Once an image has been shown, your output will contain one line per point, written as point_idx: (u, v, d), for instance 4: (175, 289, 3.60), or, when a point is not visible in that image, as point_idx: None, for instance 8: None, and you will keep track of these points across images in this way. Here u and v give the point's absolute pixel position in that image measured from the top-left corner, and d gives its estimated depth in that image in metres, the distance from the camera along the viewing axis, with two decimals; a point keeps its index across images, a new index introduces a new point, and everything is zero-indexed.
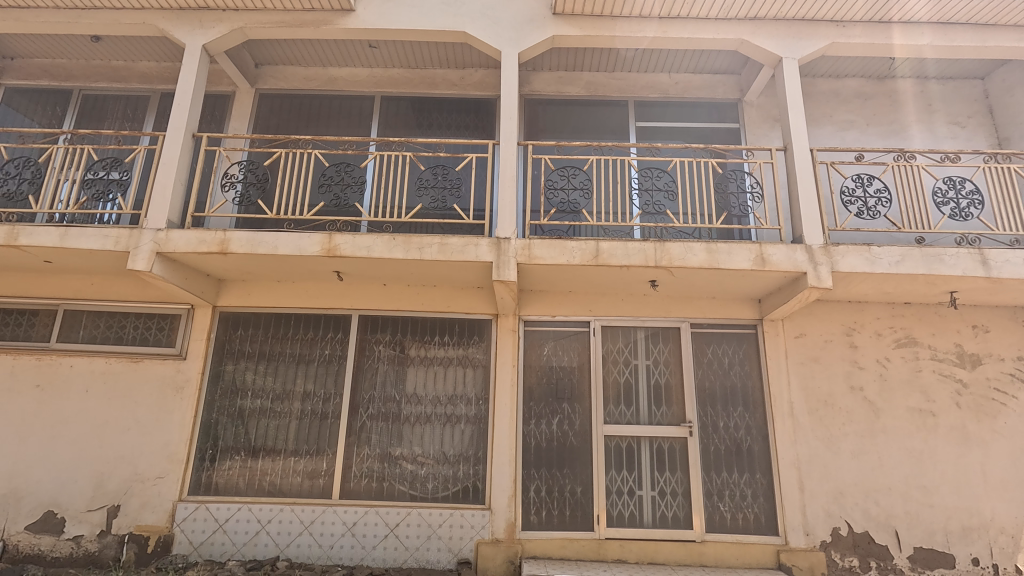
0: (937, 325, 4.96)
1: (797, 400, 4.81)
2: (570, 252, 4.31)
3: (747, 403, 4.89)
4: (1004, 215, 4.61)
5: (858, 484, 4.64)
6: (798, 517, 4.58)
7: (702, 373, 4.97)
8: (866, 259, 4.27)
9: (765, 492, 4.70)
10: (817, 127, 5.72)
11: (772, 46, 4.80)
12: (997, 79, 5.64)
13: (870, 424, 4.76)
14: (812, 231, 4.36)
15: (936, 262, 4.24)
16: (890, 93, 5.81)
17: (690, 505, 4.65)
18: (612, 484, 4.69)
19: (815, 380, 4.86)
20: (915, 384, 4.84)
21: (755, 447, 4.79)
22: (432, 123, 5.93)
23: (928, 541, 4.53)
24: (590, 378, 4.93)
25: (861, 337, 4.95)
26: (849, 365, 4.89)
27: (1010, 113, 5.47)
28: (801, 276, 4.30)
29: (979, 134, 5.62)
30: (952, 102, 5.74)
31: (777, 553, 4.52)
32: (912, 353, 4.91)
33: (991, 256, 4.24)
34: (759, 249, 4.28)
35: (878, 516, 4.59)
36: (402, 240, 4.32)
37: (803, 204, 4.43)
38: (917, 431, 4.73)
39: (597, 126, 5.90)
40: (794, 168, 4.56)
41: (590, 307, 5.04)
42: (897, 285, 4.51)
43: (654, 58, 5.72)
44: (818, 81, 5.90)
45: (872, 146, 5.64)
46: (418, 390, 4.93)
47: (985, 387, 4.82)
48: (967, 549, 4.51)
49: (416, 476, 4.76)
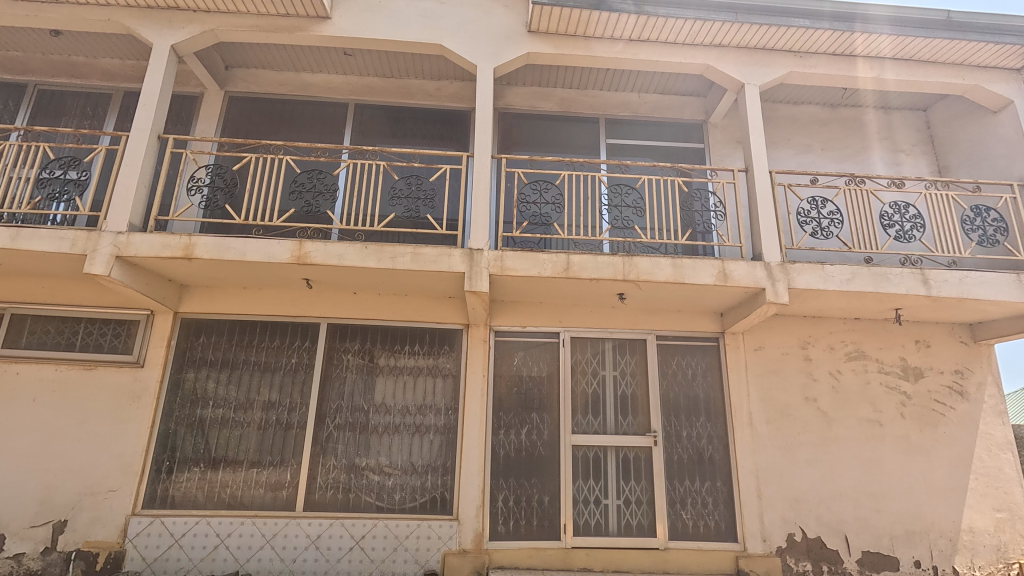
0: (884, 339, 5.27)
1: (756, 410, 5.01)
2: (541, 264, 4.39)
3: (709, 413, 5.06)
4: (943, 238, 4.94)
5: (813, 491, 4.86)
6: (755, 524, 4.76)
7: (666, 383, 5.12)
8: (820, 276, 4.51)
9: (726, 500, 4.86)
10: (776, 150, 6.02)
11: (735, 72, 5.05)
12: (937, 111, 6.07)
13: (823, 433, 4.99)
14: (771, 249, 4.58)
15: (883, 281, 4.52)
16: (843, 120, 6.17)
17: (654, 513, 4.76)
18: (579, 494, 4.76)
19: (773, 391, 5.08)
20: (865, 395, 5.12)
21: (717, 456, 4.95)
22: (407, 132, 5.95)
23: (875, 545, 4.77)
24: (559, 388, 5.00)
25: (815, 350, 5.21)
26: (804, 377, 5.13)
27: (950, 143, 5.89)
28: (760, 291, 4.50)
29: (922, 163, 6.02)
30: (897, 130, 6.14)
31: (736, 559, 4.67)
32: (861, 366, 5.19)
33: (932, 276, 4.55)
34: (722, 265, 4.47)
35: (830, 521, 4.81)
36: (374, 248, 4.31)
37: (763, 224, 4.64)
38: (865, 440, 4.99)
39: (569, 141, 6.04)
40: (755, 189, 4.78)
41: (560, 318, 5.14)
42: (848, 301, 4.78)
43: (625, 77, 5.90)
44: (778, 106, 6.21)
45: (826, 170, 5.97)
46: (387, 400, 4.90)
47: (926, 399, 5.14)
48: (910, 552, 4.77)
49: (383, 487, 4.71)
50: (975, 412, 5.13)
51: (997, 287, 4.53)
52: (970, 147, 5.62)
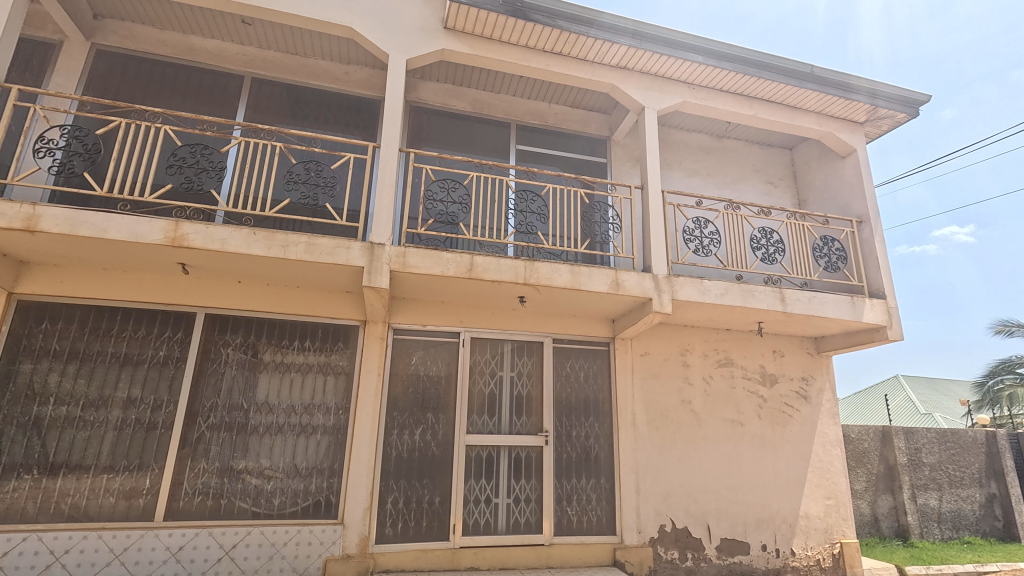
0: (748, 349, 5.92)
1: (639, 411, 5.39)
2: (444, 263, 4.36)
3: (597, 414, 5.34)
4: (799, 262, 5.66)
5: (683, 485, 5.32)
6: (632, 517, 5.10)
7: (560, 385, 5.32)
8: (699, 290, 4.96)
9: (607, 496, 5.16)
10: (669, 171, 6.53)
11: (637, 95, 5.40)
12: (800, 151, 6.96)
13: (694, 433, 5.49)
14: (659, 263, 4.95)
15: (749, 296, 5.08)
16: (726, 150, 6.85)
17: (541, 510, 4.93)
18: (470, 493, 4.79)
19: (654, 393, 5.49)
20: (730, 398, 5.71)
21: (602, 455, 5.24)
22: (309, 115, 5.61)
23: (731, 532, 5.34)
24: (456, 388, 5.00)
25: (691, 356, 5.71)
26: (681, 382, 5.61)
27: (808, 180, 6.78)
28: (648, 301, 4.84)
29: (786, 195, 6.87)
30: (769, 165, 6.95)
31: (613, 551, 4.98)
32: (729, 372, 5.79)
33: (788, 294, 5.20)
34: (615, 275, 4.75)
35: (696, 512, 5.30)
36: (264, 235, 4.01)
37: (653, 239, 5.01)
38: (729, 438, 5.57)
39: (480, 143, 6.08)
40: (648, 205, 5.13)
41: (461, 318, 5.14)
42: (721, 313, 5.31)
43: (537, 86, 6.05)
44: (673, 131, 6.74)
45: (709, 194, 6.59)
46: (271, 398, 4.57)
47: (778, 401, 5.85)
48: (759, 537, 5.40)
49: (261, 492, 4.38)
50: (815, 413, 5.94)
51: (836, 307, 5.29)
52: (823, 185, 6.51)
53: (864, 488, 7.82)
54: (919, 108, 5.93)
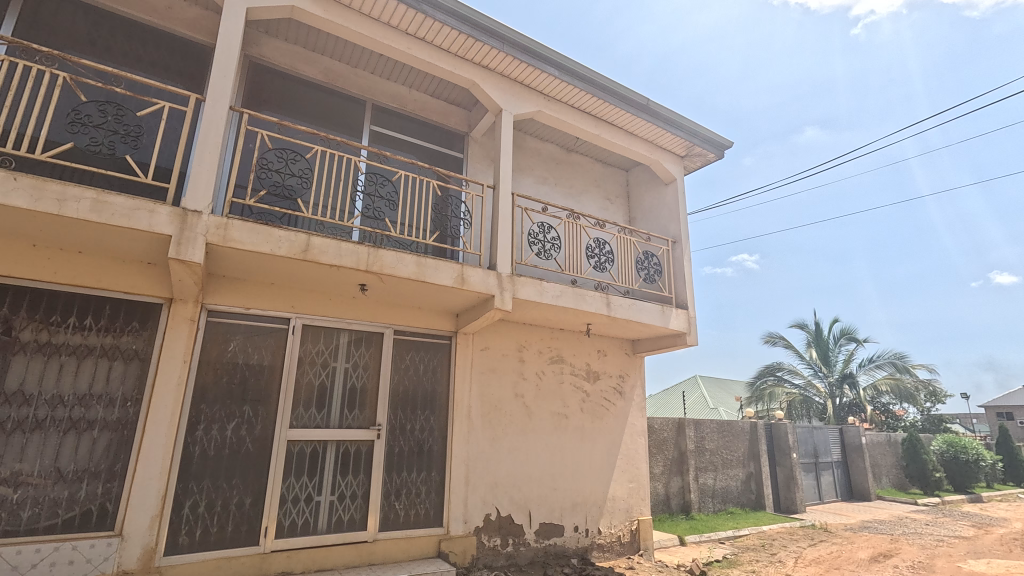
0: (577, 347, 6.45)
1: (474, 405, 5.52)
2: (275, 240, 3.96)
3: (433, 407, 5.34)
4: (624, 272, 6.34)
5: (509, 475, 5.58)
6: (460, 508, 5.20)
7: (398, 377, 5.20)
8: (537, 290, 5.26)
9: (437, 488, 5.18)
10: (521, 175, 6.80)
11: (496, 96, 5.54)
12: (633, 174, 7.80)
13: (524, 425, 5.80)
14: (504, 261, 5.12)
15: (581, 299, 5.53)
16: (573, 163, 7.37)
17: (367, 506, 4.75)
18: (288, 492, 4.43)
19: (490, 388, 5.67)
20: (558, 393, 6.15)
21: (435, 448, 5.25)
22: (113, 48, 4.69)
23: (549, 516, 5.75)
24: (281, 379, 4.57)
25: (527, 353, 6.03)
26: (516, 376, 5.88)
27: (637, 200, 7.64)
28: (490, 298, 4.98)
29: (620, 212, 7.64)
30: (608, 182, 7.65)
31: (439, 542, 5.02)
32: (559, 369, 6.23)
33: (612, 300, 5.79)
34: (460, 269, 4.79)
35: (519, 500, 5.60)
36: (30, 184, 3.21)
37: (500, 238, 5.18)
38: (554, 430, 6.00)
39: (330, 117, 5.69)
40: (498, 205, 5.28)
41: (292, 303, 4.73)
42: (556, 314, 5.69)
43: (397, 68, 5.82)
44: (528, 138, 7.04)
45: (555, 201, 7.02)
46: (28, 387, 3.69)
47: (598, 396, 6.48)
48: (572, 519, 5.91)
49: (2, 504, 3.51)
50: (627, 407, 6.70)
51: (650, 314, 6.04)
52: (649, 206, 7.39)
53: (661, 471, 9.06)
54: (723, 152, 7.11)
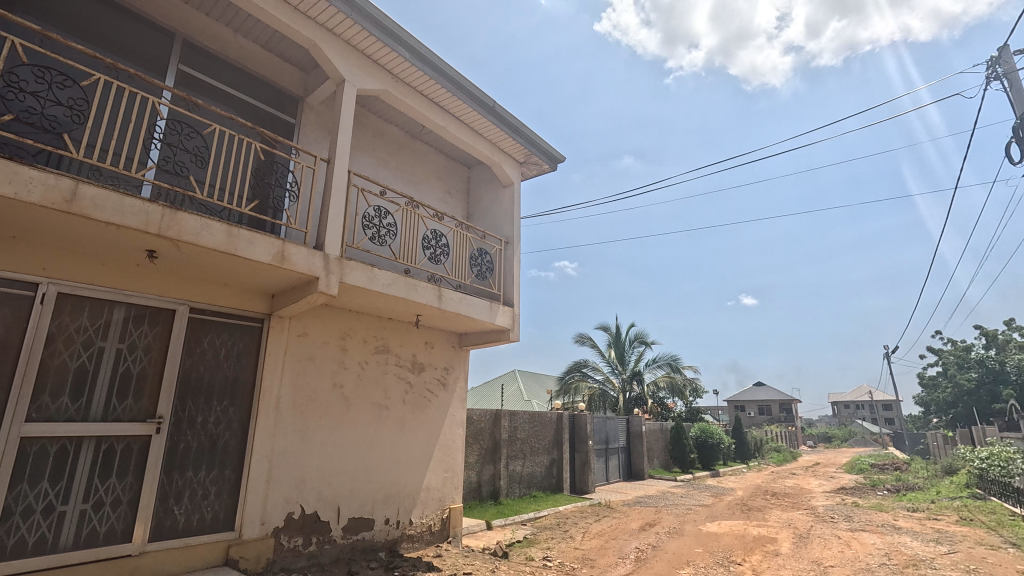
0: (404, 338, 6.34)
1: (285, 395, 5.04)
2: (24, 183, 3.10)
3: (234, 397, 4.74)
4: (457, 266, 6.44)
5: (319, 470, 5.22)
6: (256, 508, 4.69)
7: (190, 363, 4.48)
8: (367, 276, 5.03)
9: (230, 488, 4.60)
10: (360, 154, 6.42)
11: (339, 65, 5.16)
12: (475, 171, 7.97)
13: (340, 416, 5.48)
14: (332, 242, 4.78)
15: (412, 290, 5.45)
16: (417, 151, 7.22)
17: (135, 514, 3.99)
18: (17, 502, 3.51)
19: (305, 377, 5.24)
20: (380, 383, 5.96)
21: (231, 443, 4.66)
22: None
23: (359, 511, 5.53)
24: (17, 360, 3.61)
25: (350, 342, 5.72)
26: (336, 366, 5.54)
27: (476, 198, 7.82)
28: (313, 280, 4.60)
29: (458, 207, 7.73)
30: (450, 175, 7.68)
31: (227, 548, 4.45)
32: (383, 359, 6.05)
33: (444, 292, 5.83)
34: (280, 246, 4.34)
35: (328, 496, 5.27)
36: None
37: (331, 217, 4.83)
38: (372, 421, 5.79)
39: (122, 43, 4.76)
40: (331, 181, 4.89)
41: (44, 266, 3.76)
42: (385, 302, 5.51)
43: (220, 6, 4.96)
44: (371, 116, 6.68)
45: (394, 187, 6.78)
46: None
47: (422, 388, 6.45)
48: (383, 512, 5.78)
49: None
50: (449, 399, 6.81)
51: (478, 309, 6.24)
52: (486, 205, 7.62)
53: (475, 460, 9.42)
54: (556, 165, 7.70)
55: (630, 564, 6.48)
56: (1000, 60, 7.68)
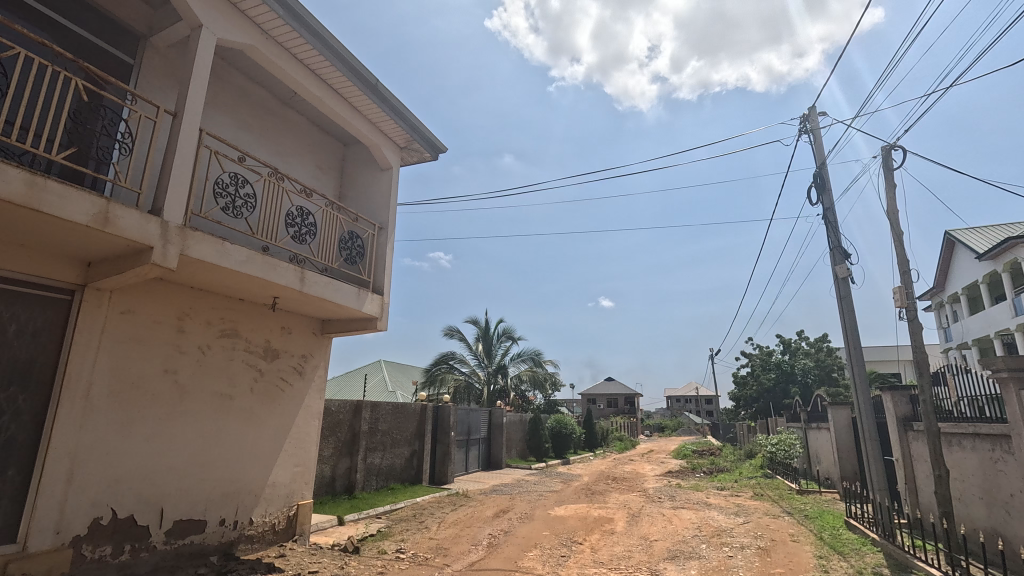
0: (257, 322, 5.79)
1: (99, 381, 4.30)
2: None
3: (26, 383, 3.96)
4: (324, 248, 6.05)
5: (140, 468, 4.54)
6: (50, 515, 3.93)
7: None
8: (216, 250, 4.49)
9: (13, 492, 3.82)
10: (217, 112, 5.69)
11: (196, 7, 4.54)
12: (351, 150, 7.54)
13: (172, 406, 4.82)
14: (173, 208, 4.19)
15: (270, 269, 4.99)
16: (286, 119, 6.61)
17: None
18: None
19: (128, 360, 4.51)
20: (225, 370, 5.37)
21: (19, 438, 3.89)
22: None
23: (189, 513, 4.93)
24: None
25: (190, 323, 5.07)
26: (170, 349, 4.86)
27: (351, 178, 7.41)
28: (146, 250, 3.99)
29: (330, 185, 7.26)
30: (322, 151, 7.17)
31: (3, 565, 3.65)
32: (230, 344, 5.45)
33: (307, 275, 5.43)
34: (104, 206, 3.69)
35: (150, 497, 4.61)
36: None
37: (174, 180, 4.22)
38: (212, 412, 5.19)
39: None
40: (177, 139, 4.28)
41: None
42: (236, 281, 4.97)
43: None
44: (233, 72, 5.97)
45: (257, 154, 6.14)
46: None
47: (274, 376, 5.95)
48: (219, 513, 5.22)
49: None
50: (305, 388, 6.37)
51: (345, 295, 5.93)
52: (361, 187, 7.27)
53: (330, 453, 8.95)
54: (437, 154, 7.61)
55: (482, 551, 6.69)
56: (809, 117, 9.34)
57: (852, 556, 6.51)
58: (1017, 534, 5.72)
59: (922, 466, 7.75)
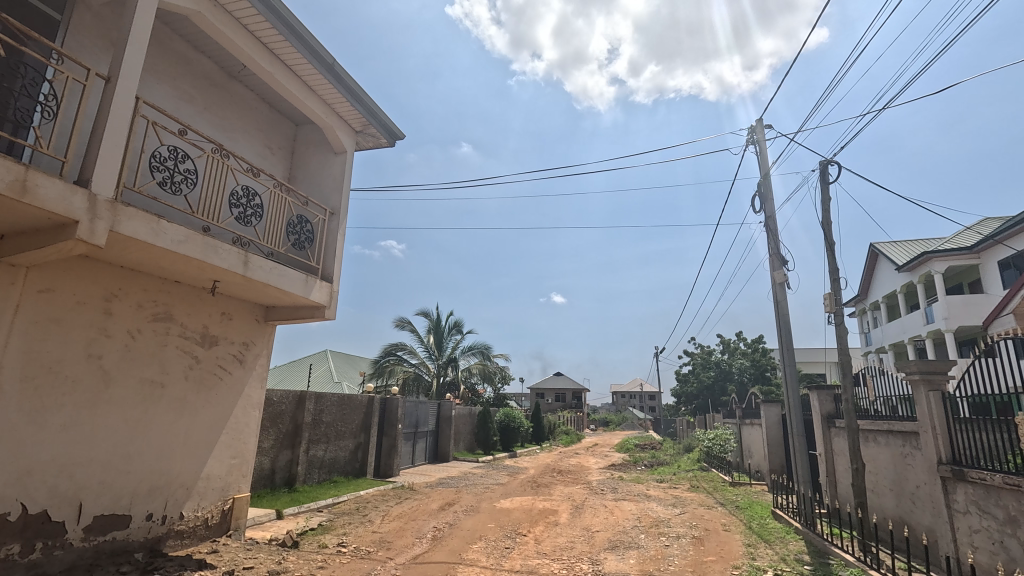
0: (194, 306, 5.47)
1: (9, 365, 3.92)
2: None
3: None
4: (271, 232, 5.78)
5: (56, 459, 4.19)
6: None
7: None
8: (150, 229, 4.20)
9: None
10: (156, 80, 5.29)
11: None
12: (303, 131, 7.23)
13: (94, 394, 4.48)
14: (103, 180, 3.88)
15: (211, 252, 4.72)
16: (233, 93, 6.24)
17: None
18: None
19: (46, 343, 4.16)
20: (156, 356, 5.04)
21: None
22: None
23: (110, 507, 4.61)
24: None
25: (118, 305, 4.72)
26: (93, 333, 4.51)
27: (301, 161, 7.11)
28: (71, 224, 3.69)
29: (279, 166, 6.93)
30: (271, 129, 6.83)
31: None
32: (163, 328, 5.13)
33: (251, 258, 5.17)
34: (22, 174, 3.37)
35: (66, 491, 4.27)
36: None
37: (105, 149, 3.91)
38: (140, 401, 4.87)
39: None
40: (108, 105, 3.95)
41: None
42: (172, 262, 4.67)
43: None
44: (175, 38, 5.57)
45: (199, 128, 5.77)
46: None
47: (212, 364, 5.64)
48: (145, 507, 4.92)
49: None
50: (245, 377, 6.08)
51: (291, 281, 5.69)
52: (312, 170, 6.99)
53: (270, 445, 8.61)
54: (394, 141, 7.44)
55: (426, 544, 6.65)
56: (756, 129, 9.80)
57: (777, 544, 6.94)
58: (919, 521, 6.29)
59: (842, 461, 8.35)
